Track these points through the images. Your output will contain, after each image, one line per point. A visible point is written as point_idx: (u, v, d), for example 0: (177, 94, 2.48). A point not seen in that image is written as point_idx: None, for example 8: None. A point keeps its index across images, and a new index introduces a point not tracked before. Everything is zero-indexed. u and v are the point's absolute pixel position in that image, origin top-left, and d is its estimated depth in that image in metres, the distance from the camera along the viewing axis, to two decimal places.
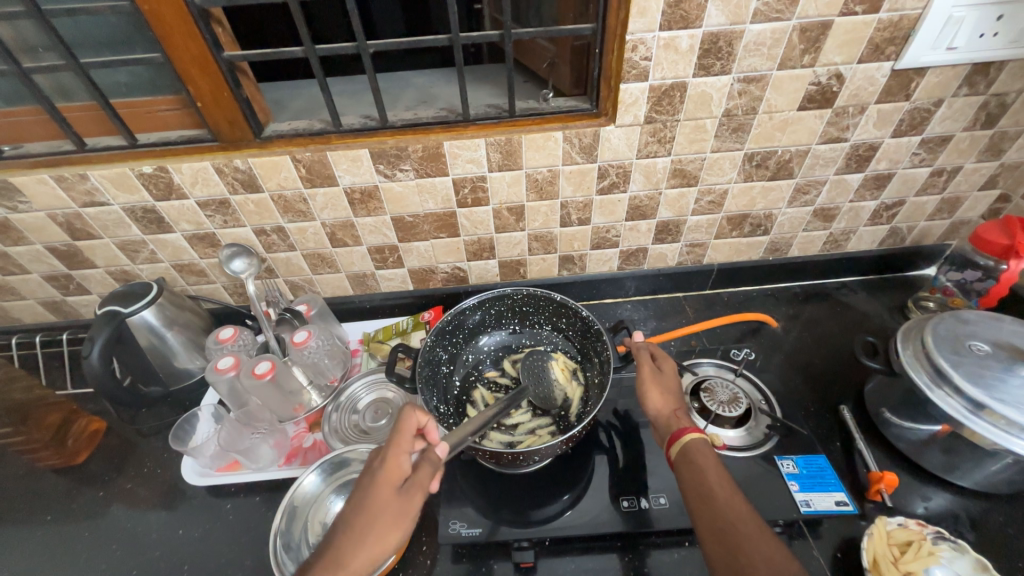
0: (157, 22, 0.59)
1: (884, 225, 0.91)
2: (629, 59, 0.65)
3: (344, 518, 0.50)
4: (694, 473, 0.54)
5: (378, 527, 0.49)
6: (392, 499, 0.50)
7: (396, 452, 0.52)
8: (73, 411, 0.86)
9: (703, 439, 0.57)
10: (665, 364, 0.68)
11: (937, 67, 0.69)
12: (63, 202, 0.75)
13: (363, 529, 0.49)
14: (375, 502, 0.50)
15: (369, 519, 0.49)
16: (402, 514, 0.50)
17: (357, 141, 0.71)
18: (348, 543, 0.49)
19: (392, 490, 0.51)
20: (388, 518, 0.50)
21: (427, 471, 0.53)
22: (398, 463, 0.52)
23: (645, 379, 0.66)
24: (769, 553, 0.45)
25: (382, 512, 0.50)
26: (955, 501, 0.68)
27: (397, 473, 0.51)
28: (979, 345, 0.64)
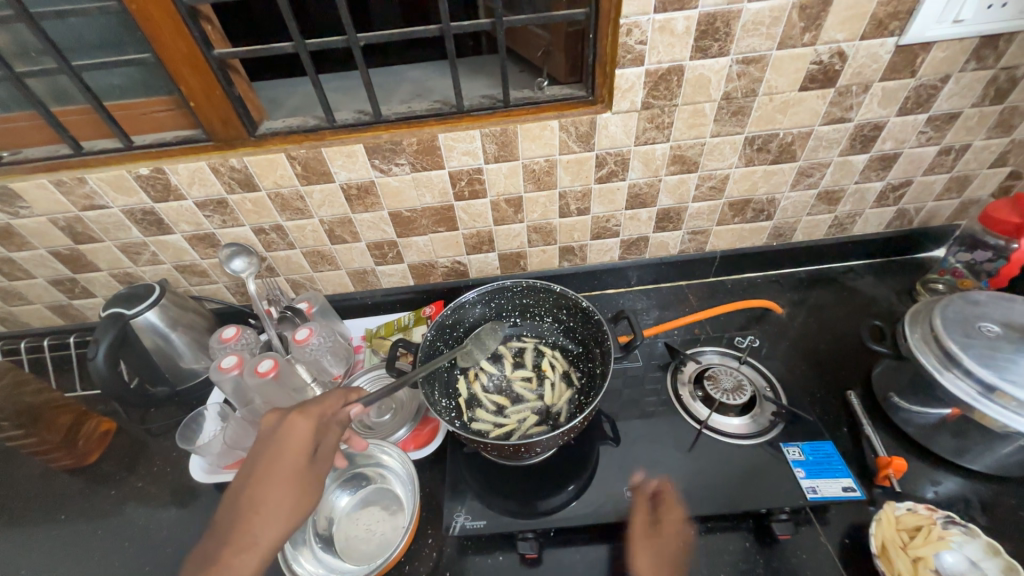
0: (144, 20, 0.59)
1: (891, 207, 0.89)
2: (624, 44, 0.64)
3: (248, 495, 0.50)
4: None
5: (288, 494, 0.51)
6: (299, 465, 0.52)
7: (305, 419, 0.54)
8: (83, 414, 0.87)
9: None
10: (664, 529, 0.64)
11: (944, 41, 0.67)
12: (64, 207, 0.75)
13: (270, 497, 0.50)
14: (282, 467, 0.51)
15: (277, 487, 0.51)
16: (309, 480, 0.52)
17: (351, 136, 0.71)
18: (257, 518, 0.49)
19: (298, 456, 0.52)
20: (297, 483, 0.51)
21: (331, 439, 0.56)
22: (304, 430, 0.54)
23: (631, 549, 0.63)
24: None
25: (289, 478, 0.51)
26: (966, 484, 0.67)
27: (304, 440, 0.53)
28: (989, 326, 0.62)
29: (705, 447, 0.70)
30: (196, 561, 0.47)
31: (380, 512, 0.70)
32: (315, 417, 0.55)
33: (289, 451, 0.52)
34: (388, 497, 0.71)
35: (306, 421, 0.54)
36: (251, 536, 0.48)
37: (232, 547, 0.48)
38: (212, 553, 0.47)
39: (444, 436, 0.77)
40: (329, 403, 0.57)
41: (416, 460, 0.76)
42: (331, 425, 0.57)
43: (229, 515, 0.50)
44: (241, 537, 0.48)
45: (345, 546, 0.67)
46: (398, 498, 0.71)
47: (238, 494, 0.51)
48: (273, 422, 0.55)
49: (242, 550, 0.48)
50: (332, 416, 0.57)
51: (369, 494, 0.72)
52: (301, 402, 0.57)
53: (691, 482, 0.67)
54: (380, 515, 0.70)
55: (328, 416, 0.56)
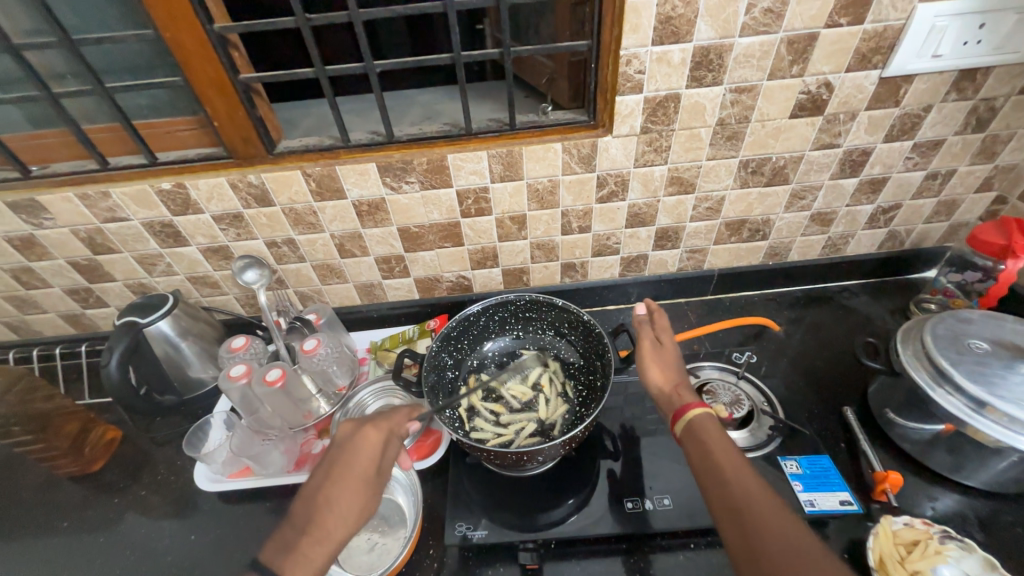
0: (178, 48, 0.63)
1: (882, 229, 0.92)
2: (624, 73, 0.68)
3: (323, 493, 0.55)
4: (702, 452, 0.52)
5: (358, 498, 0.56)
6: (369, 473, 0.57)
7: (376, 432, 0.59)
8: (90, 421, 0.87)
9: (709, 414, 0.55)
10: (664, 333, 0.67)
11: (925, 74, 0.71)
12: (86, 219, 0.79)
13: (343, 498, 0.55)
14: (354, 471, 0.56)
15: (349, 488, 0.55)
16: (375, 488, 0.57)
17: (364, 155, 0.75)
18: (329, 514, 0.54)
19: (369, 465, 0.57)
20: (366, 488, 0.56)
21: (395, 452, 0.61)
22: (376, 441, 0.58)
23: (646, 355, 0.65)
24: (785, 531, 0.43)
25: (360, 485, 0.56)
26: (963, 501, 0.68)
27: (375, 452, 0.58)
28: (978, 344, 0.64)
29: None
30: (277, 545, 0.53)
31: (382, 522, 0.71)
32: (386, 430, 0.59)
33: (362, 457, 0.57)
34: (390, 507, 0.72)
35: (377, 432, 0.59)
36: (325, 528, 0.53)
37: (309, 535, 0.53)
38: (293, 535, 0.53)
39: (447, 447, 0.78)
40: (397, 417, 0.61)
41: (419, 470, 0.77)
42: (396, 437, 0.61)
43: (306, 507, 0.55)
44: (317, 527, 0.53)
45: (346, 554, 0.67)
46: (400, 508, 0.72)
47: (315, 490, 0.56)
48: (347, 430, 0.60)
49: (317, 539, 0.53)
50: (398, 430, 0.61)
51: None
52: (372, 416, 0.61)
53: (690, 495, 0.68)
54: (382, 525, 0.70)
55: (396, 430, 0.61)
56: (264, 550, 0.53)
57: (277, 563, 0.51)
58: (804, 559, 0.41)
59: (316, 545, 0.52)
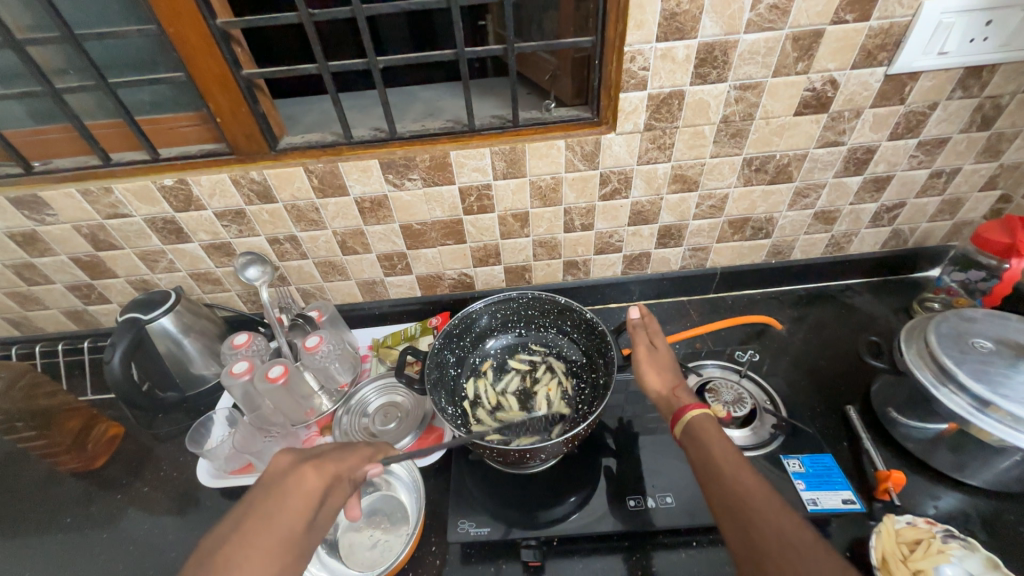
0: (181, 43, 0.63)
1: (885, 227, 0.92)
2: (628, 69, 0.68)
3: (232, 546, 0.46)
4: (700, 449, 0.52)
5: (272, 559, 0.46)
6: (296, 527, 0.48)
7: (317, 475, 0.52)
8: (93, 418, 0.88)
9: (708, 414, 0.55)
10: (659, 339, 0.67)
11: (931, 71, 0.71)
12: (88, 215, 0.78)
13: (255, 556, 0.45)
14: (279, 521, 0.48)
15: (265, 543, 0.46)
16: (298, 549, 0.48)
17: (367, 151, 0.74)
18: (231, 575, 0.43)
19: (300, 516, 0.49)
20: (285, 546, 0.47)
21: (330, 507, 0.53)
22: (315, 485, 0.51)
23: (640, 359, 0.65)
24: (778, 519, 0.44)
25: (281, 540, 0.47)
26: (966, 500, 0.68)
27: (310, 500, 0.50)
28: (982, 343, 0.64)
29: None
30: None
31: (384, 519, 0.71)
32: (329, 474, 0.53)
33: (293, 504, 0.49)
34: (393, 504, 0.72)
35: (320, 472, 0.52)
36: None
37: None
38: None
39: (449, 444, 0.78)
40: (346, 462, 0.55)
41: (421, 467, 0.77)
42: (339, 486, 0.54)
43: (201, 564, 0.44)
44: None
45: (349, 551, 0.67)
46: (403, 505, 0.72)
47: (219, 544, 0.46)
48: (283, 470, 0.52)
49: None
50: (344, 476, 0.54)
51: (374, 500, 0.73)
52: (315, 458, 0.55)
53: (693, 493, 0.67)
54: (384, 522, 0.70)
55: (342, 478, 0.54)
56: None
57: None
58: (804, 557, 0.40)
59: None
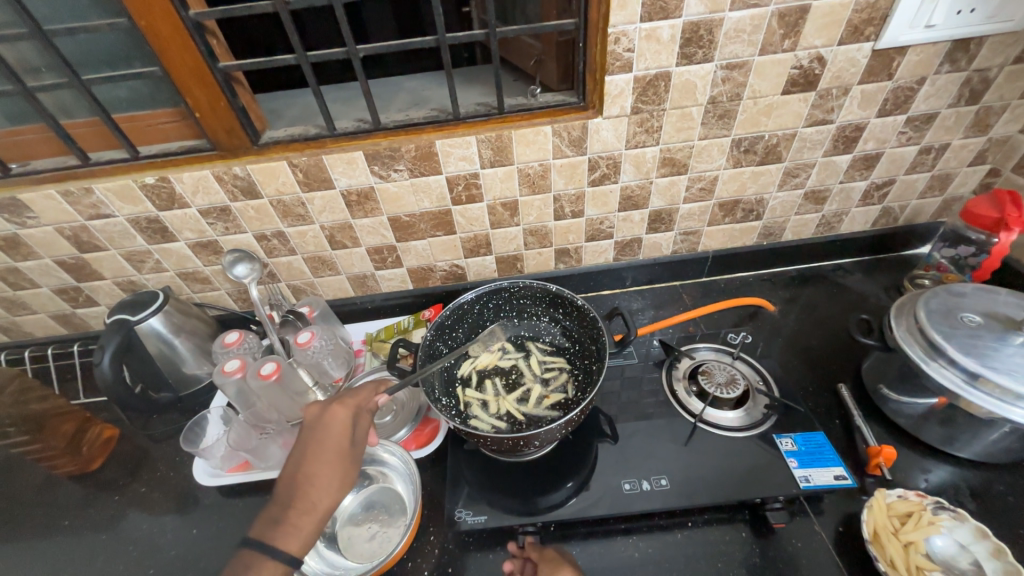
0: (154, 36, 0.61)
1: (875, 205, 0.92)
2: (613, 52, 0.67)
3: (302, 470, 0.56)
4: None
5: (337, 471, 0.57)
6: (345, 447, 0.58)
7: (344, 409, 0.60)
8: (86, 421, 0.88)
9: None
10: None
11: (918, 45, 0.70)
12: (70, 216, 0.77)
13: (324, 469, 0.56)
14: (328, 447, 0.57)
15: (326, 463, 0.56)
16: (353, 460, 0.58)
17: (351, 143, 0.73)
18: (311, 489, 0.55)
19: (343, 439, 0.58)
20: (343, 461, 0.57)
21: (364, 427, 0.62)
22: (345, 417, 0.60)
23: None
24: None
25: (337, 459, 0.57)
26: (955, 472, 0.69)
27: (346, 427, 0.59)
28: (971, 317, 0.64)
29: (702, 440, 0.72)
30: (264, 523, 0.53)
31: (382, 511, 0.71)
32: (352, 406, 0.61)
33: (335, 431, 0.58)
34: (390, 495, 0.73)
35: (345, 407, 0.61)
36: (309, 504, 0.54)
37: (294, 510, 0.54)
38: (278, 514, 0.54)
39: (444, 435, 0.79)
40: (363, 395, 0.63)
41: (417, 458, 0.77)
42: (363, 413, 0.62)
43: (286, 488, 0.55)
44: (300, 503, 0.54)
45: (348, 543, 0.68)
46: (400, 495, 0.72)
47: (291, 472, 0.56)
48: (315, 413, 0.60)
49: (303, 514, 0.53)
50: (366, 404, 0.63)
51: (371, 493, 0.73)
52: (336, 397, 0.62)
53: (688, 474, 0.68)
54: (382, 514, 0.71)
55: (365, 405, 0.63)
56: (249, 531, 0.53)
57: (267, 539, 0.51)
58: None
59: (303, 519, 0.53)
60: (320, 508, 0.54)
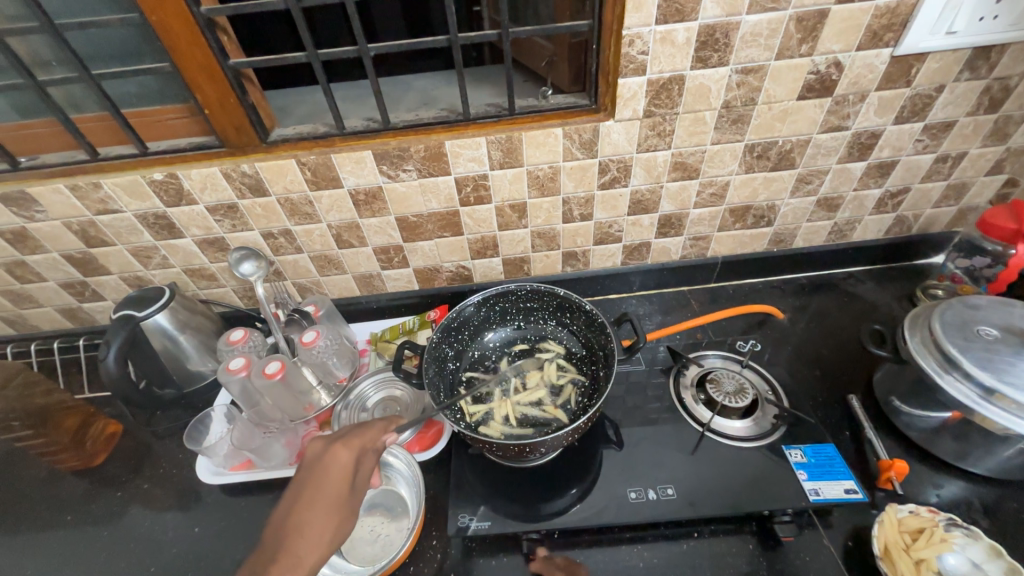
0: (165, 32, 0.61)
1: (889, 214, 0.90)
2: (626, 54, 0.66)
3: (295, 516, 0.51)
4: None
5: (331, 520, 0.52)
6: (343, 493, 0.54)
7: (347, 449, 0.56)
8: (91, 415, 0.88)
9: None
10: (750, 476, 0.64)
11: (938, 52, 0.69)
12: (78, 211, 0.77)
13: (318, 518, 0.51)
14: (325, 492, 0.53)
15: (322, 511, 0.52)
16: (349, 510, 0.54)
17: (360, 143, 0.73)
18: (302, 538, 0.50)
19: (342, 485, 0.54)
20: (340, 510, 0.53)
21: (366, 471, 0.58)
22: (348, 458, 0.56)
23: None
24: None
25: (332, 506, 0.52)
26: (968, 488, 0.67)
27: (347, 470, 0.55)
28: (987, 330, 0.63)
29: (709, 449, 0.71)
30: None
31: (385, 514, 0.70)
32: (355, 446, 0.57)
33: (335, 474, 0.54)
34: (393, 498, 0.72)
35: (347, 447, 0.56)
36: (296, 559, 0.48)
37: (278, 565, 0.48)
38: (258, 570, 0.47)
39: (449, 438, 0.78)
40: (370, 434, 0.59)
41: (421, 461, 0.76)
42: (366, 454, 0.58)
43: (275, 536, 0.50)
44: (286, 557, 0.48)
45: (351, 546, 0.67)
46: (403, 499, 0.72)
47: (282, 520, 0.51)
48: (316, 451, 0.56)
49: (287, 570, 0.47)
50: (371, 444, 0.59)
51: (375, 496, 0.73)
52: (339, 435, 0.58)
53: (694, 484, 0.67)
54: (385, 517, 0.70)
55: (368, 446, 0.59)
56: None
57: None
58: None
59: None
60: (306, 564, 0.49)
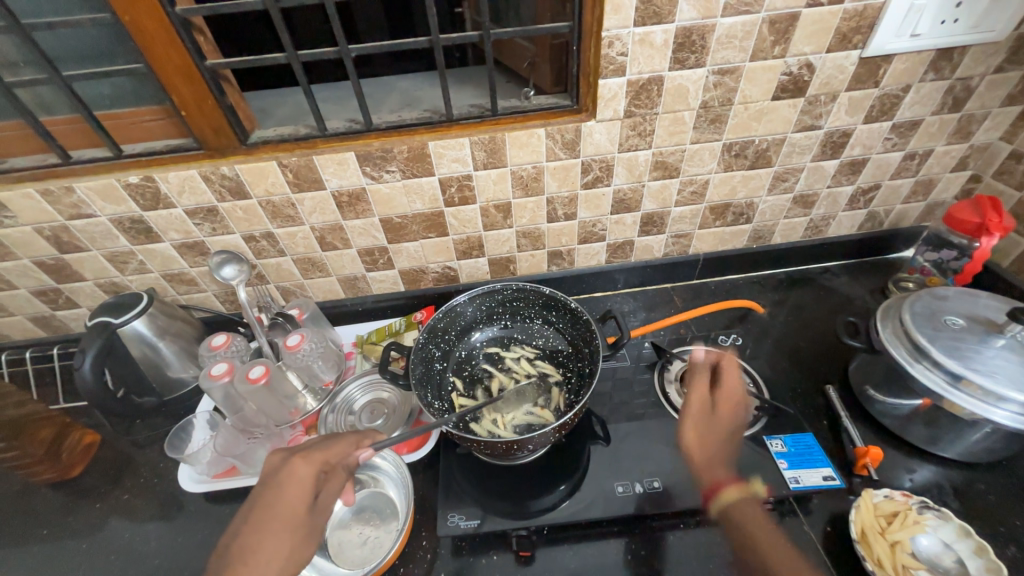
0: (138, 31, 0.60)
1: (861, 210, 0.93)
2: (607, 55, 0.67)
3: (246, 535, 0.53)
4: (744, 534, 0.54)
5: (282, 539, 0.53)
6: (298, 512, 0.54)
7: (306, 466, 0.57)
8: (66, 425, 0.86)
9: (748, 498, 0.56)
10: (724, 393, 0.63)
11: (904, 53, 0.71)
12: (50, 216, 0.75)
13: (269, 537, 0.53)
14: (279, 511, 0.54)
15: (273, 530, 0.53)
16: (306, 528, 0.54)
17: (343, 144, 0.72)
18: (250, 557, 0.51)
19: (298, 502, 0.55)
20: (293, 528, 0.54)
21: (332, 487, 0.58)
22: (306, 476, 0.56)
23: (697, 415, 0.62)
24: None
25: (284, 524, 0.54)
26: (939, 472, 0.70)
27: (304, 487, 0.56)
28: (954, 320, 0.66)
29: None
30: None
31: (374, 517, 0.70)
32: (317, 462, 0.57)
33: (290, 492, 0.55)
34: (382, 501, 0.72)
35: (308, 463, 0.57)
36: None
37: None
38: None
39: (437, 438, 0.78)
40: (336, 449, 0.59)
41: (409, 463, 0.77)
42: (332, 469, 0.59)
43: (227, 551, 0.53)
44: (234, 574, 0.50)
45: (339, 550, 0.67)
46: (392, 501, 0.71)
47: (236, 535, 0.53)
48: (276, 465, 0.57)
49: None
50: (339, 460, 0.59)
51: (363, 499, 0.72)
52: (303, 449, 0.59)
53: (680, 476, 0.69)
54: (374, 520, 0.70)
55: (335, 463, 0.59)
56: None
57: None
58: None
59: None
60: None
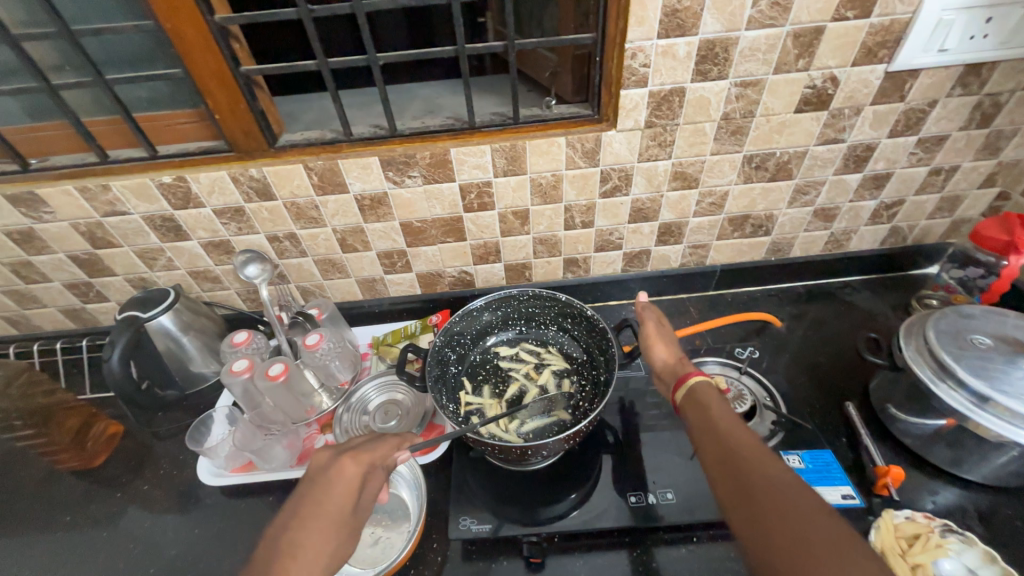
0: (179, 38, 0.62)
1: (884, 225, 0.92)
2: (629, 66, 0.68)
3: (292, 532, 0.49)
4: (699, 410, 0.54)
5: (327, 540, 0.49)
6: (343, 511, 0.51)
7: (354, 465, 0.54)
8: (93, 415, 0.88)
9: (709, 383, 0.58)
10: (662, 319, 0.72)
11: (931, 68, 0.71)
12: (86, 212, 0.78)
13: (314, 536, 0.49)
14: (326, 508, 0.51)
15: (318, 529, 0.49)
16: (349, 530, 0.51)
17: (367, 149, 0.74)
18: (293, 558, 0.47)
19: (345, 501, 0.52)
20: (339, 528, 0.50)
21: (373, 490, 0.55)
22: (354, 475, 0.54)
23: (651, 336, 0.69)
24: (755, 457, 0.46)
25: (329, 524, 0.50)
26: (963, 495, 0.68)
27: (351, 486, 0.53)
28: (980, 339, 0.64)
29: None
30: None
31: (386, 518, 0.71)
32: (363, 462, 0.55)
33: (338, 491, 0.52)
34: (394, 501, 0.72)
35: (355, 462, 0.55)
36: None
37: None
38: None
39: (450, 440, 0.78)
40: (380, 450, 0.57)
41: (422, 465, 0.77)
42: (375, 470, 0.56)
43: (267, 549, 0.48)
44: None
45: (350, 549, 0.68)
46: (404, 502, 0.72)
47: (277, 534, 0.49)
48: (322, 462, 0.55)
49: None
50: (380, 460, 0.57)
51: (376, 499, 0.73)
52: (349, 448, 0.57)
53: (693, 489, 0.68)
54: (386, 521, 0.70)
55: (378, 463, 0.57)
56: None
57: None
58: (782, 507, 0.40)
59: None
60: None
